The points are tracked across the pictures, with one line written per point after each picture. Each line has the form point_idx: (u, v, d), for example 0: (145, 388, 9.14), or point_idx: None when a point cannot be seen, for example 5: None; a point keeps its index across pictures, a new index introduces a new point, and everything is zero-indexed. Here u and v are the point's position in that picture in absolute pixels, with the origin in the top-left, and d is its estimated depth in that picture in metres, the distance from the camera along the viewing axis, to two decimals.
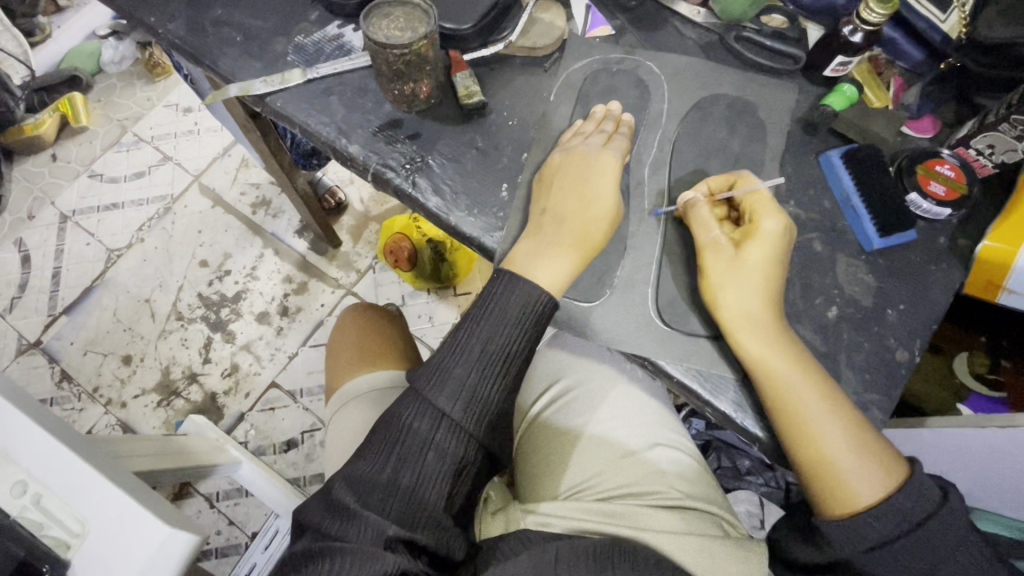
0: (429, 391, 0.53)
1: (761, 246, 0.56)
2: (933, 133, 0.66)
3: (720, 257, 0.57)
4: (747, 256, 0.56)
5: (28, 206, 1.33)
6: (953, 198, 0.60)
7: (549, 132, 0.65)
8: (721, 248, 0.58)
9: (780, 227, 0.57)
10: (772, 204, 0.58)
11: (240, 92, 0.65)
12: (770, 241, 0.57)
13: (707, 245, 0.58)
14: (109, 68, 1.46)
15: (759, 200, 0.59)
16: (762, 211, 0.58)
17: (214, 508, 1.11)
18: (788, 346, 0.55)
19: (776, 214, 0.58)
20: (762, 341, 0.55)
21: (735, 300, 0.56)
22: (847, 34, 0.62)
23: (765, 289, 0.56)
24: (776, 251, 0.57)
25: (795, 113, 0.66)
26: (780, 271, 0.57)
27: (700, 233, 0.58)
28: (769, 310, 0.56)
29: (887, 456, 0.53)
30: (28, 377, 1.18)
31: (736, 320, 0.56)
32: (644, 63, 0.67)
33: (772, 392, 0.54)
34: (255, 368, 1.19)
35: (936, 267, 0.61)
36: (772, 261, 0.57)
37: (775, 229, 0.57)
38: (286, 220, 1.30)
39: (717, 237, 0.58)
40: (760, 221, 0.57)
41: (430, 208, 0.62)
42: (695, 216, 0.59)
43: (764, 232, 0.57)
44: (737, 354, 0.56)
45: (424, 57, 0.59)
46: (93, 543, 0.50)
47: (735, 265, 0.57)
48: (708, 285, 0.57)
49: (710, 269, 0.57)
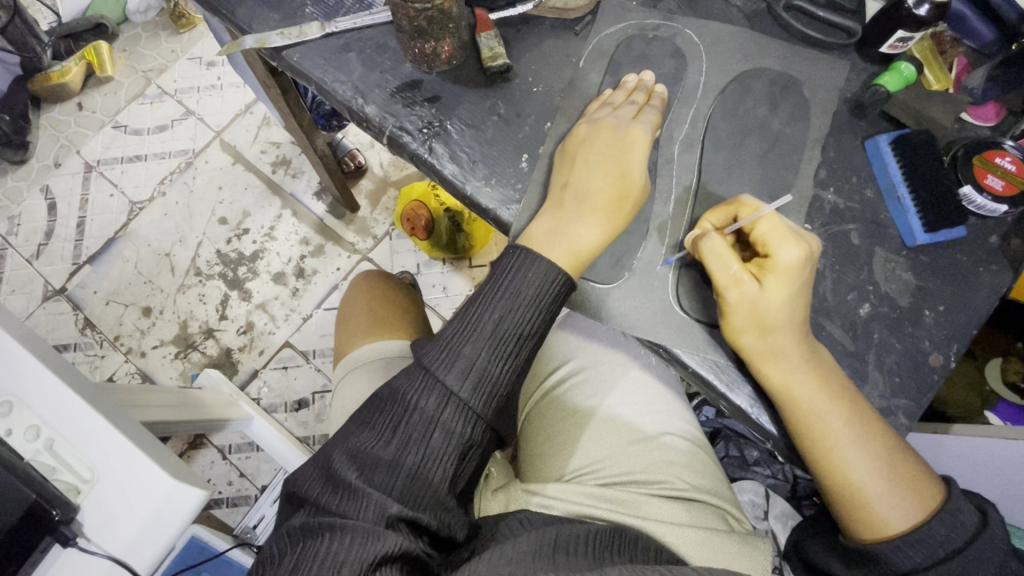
0: (437, 368, 0.51)
1: (783, 282, 0.51)
2: (995, 122, 0.61)
3: (745, 295, 0.52)
4: (769, 294, 0.51)
5: (55, 154, 1.33)
6: (1010, 194, 0.56)
7: (576, 101, 0.61)
8: (745, 285, 0.52)
9: (800, 254, 0.51)
10: (788, 228, 0.52)
11: (256, 44, 0.63)
12: (792, 273, 0.51)
13: (727, 284, 0.52)
14: (134, 17, 1.42)
15: (771, 225, 0.52)
16: (777, 239, 0.52)
17: (226, 460, 1.13)
18: (813, 365, 0.52)
19: (794, 240, 0.51)
20: (786, 365, 0.52)
21: (760, 317, 0.52)
22: (911, 6, 0.56)
23: (790, 320, 0.52)
24: (797, 283, 0.51)
25: (843, 93, 0.61)
26: (804, 302, 0.52)
27: (718, 271, 0.53)
28: (794, 325, 0.52)
29: (919, 480, 0.51)
30: (53, 323, 1.21)
31: (760, 337, 0.52)
32: (683, 30, 0.63)
33: (798, 416, 0.52)
34: (270, 328, 1.20)
35: (984, 269, 0.57)
36: (796, 296, 0.52)
37: (795, 259, 0.51)
38: (305, 180, 1.29)
39: (737, 273, 0.52)
40: (776, 251, 0.51)
41: (446, 175, 0.60)
42: (710, 250, 0.53)
43: (784, 264, 0.51)
44: (760, 380, 0.53)
45: (448, 14, 0.55)
46: (103, 490, 0.51)
47: (760, 303, 0.51)
48: (732, 323, 0.53)
49: (733, 310, 0.52)
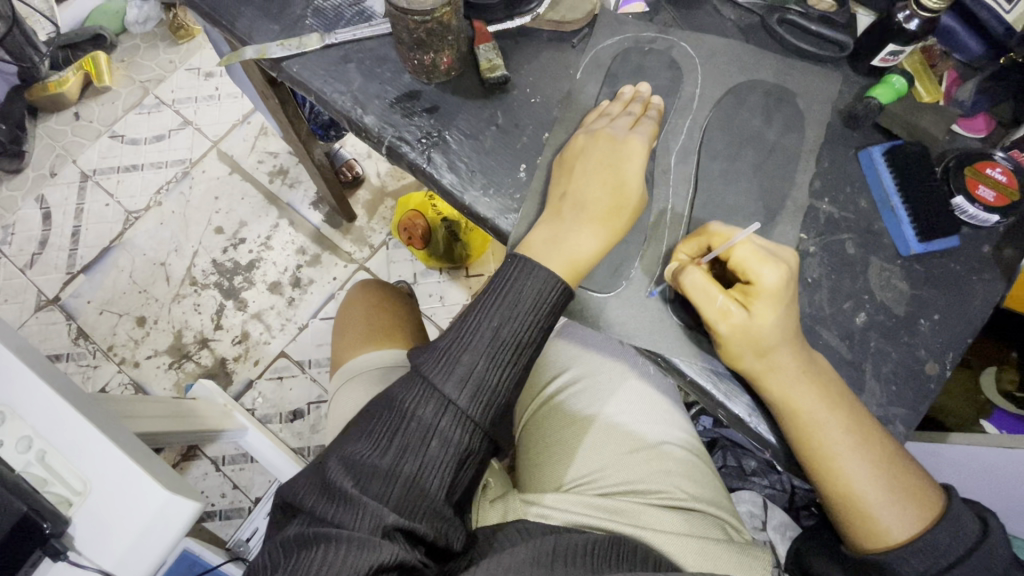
0: (435, 376, 0.51)
1: (769, 305, 0.51)
2: (986, 134, 0.61)
3: (735, 326, 0.52)
4: (758, 320, 0.51)
5: (51, 163, 1.33)
6: (1003, 205, 0.56)
7: (574, 112, 0.62)
8: (733, 315, 0.52)
9: (781, 276, 0.51)
10: (763, 250, 0.52)
11: (256, 55, 0.63)
12: (775, 295, 0.51)
13: (716, 317, 0.52)
14: (134, 28, 1.43)
15: (745, 251, 0.52)
16: (755, 264, 0.52)
17: (219, 472, 1.12)
18: (813, 374, 0.52)
19: (771, 262, 0.51)
20: (784, 374, 0.52)
21: (750, 345, 0.52)
22: (902, 20, 0.57)
23: (782, 342, 0.52)
24: (783, 304, 0.52)
25: (837, 104, 0.62)
26: (793, 319, 0.52)
27: (705, 306, 0.53)
28: (787, 343, 0.52)
29: (920, 488, 0.52)
30: (46, 332, 1.20)
31: (751, 364, 0.52)
32: (679, 43, 0.64)
33: (798, 424, 0.52)
34: (265, 337, 1.20)
35: (978, 277, 0.58)
36: (784, 317, 0.52)
37: (777, 281, 0.51)
38: (302, 191, 1.29)
39: (723, 304, 0.52)
40: (757, 277, 0.51)
41: (445, 184, 0.60)
42: (692, 286, 0.53)
43: (768, 288, 0.51)
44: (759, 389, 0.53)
45: (447, 26, 0.56)
46: (95, 503, 0.51)
47: (752, 332, 0.51)
48: (728, 354, 0.53)
49: (727, 341, 0.52)
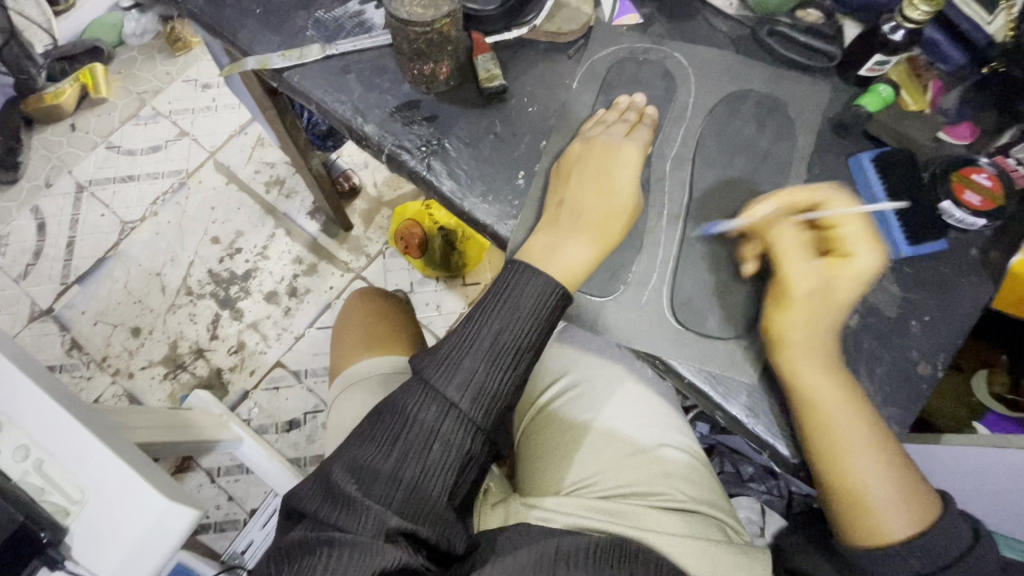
0: (437, 380, 0.52)
1: (856, 282, 0.54)
2: (970, 141, 0.63)
3: (815, 292, 0.54)
4: (841, 288, 0.54)
5: (46, 174, 1.33)
6: (988, 209, 0.58)
7: (571, 121, 0.63)
8: (817, 280, 0.54)
9: (876, 260, 0.54)
10: (868, 234, 0.55)
11: (257, 66, 0.64)
12: (865, 274, 0.54)
13: (802, 280, 0.54)
14: (132, 41, 1.44)
15: (852, 228, 0.55)
16: (860, 243, 0.55)
17: (214, 483, 1.11)
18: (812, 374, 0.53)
19: (875, 247, 0.55)
20: None
21: (825, 313, 0.54)
22: (887, 32, 0.60)
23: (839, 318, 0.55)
24: (864, 284, 0.55)
25: (826, 113, 0.64)
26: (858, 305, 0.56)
27: (793, 265, 0.55)
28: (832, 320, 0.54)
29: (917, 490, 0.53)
30: (39, 343, 1.19)
31: (805, 336, 0.54)
32: (672, 54, 0.65)
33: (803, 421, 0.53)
34: (262, 347, 1.19)
35: (966, 280, 0.59)
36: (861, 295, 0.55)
37: (870, 264, 0.54)
38: (299, 200, 1.30)
39: (811, 267, 0.55)
40: (856, 254, 0.54)
41: (444, 191, 0.61)
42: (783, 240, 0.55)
43: (861, 266, 0.54)
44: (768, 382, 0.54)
45: (446, 36, 0.58)
46: (93, 511, 0.50)
47: (830, 297, 0.54)
48: (788, 311, 0.55)
49: (798, 302, 0.54)
